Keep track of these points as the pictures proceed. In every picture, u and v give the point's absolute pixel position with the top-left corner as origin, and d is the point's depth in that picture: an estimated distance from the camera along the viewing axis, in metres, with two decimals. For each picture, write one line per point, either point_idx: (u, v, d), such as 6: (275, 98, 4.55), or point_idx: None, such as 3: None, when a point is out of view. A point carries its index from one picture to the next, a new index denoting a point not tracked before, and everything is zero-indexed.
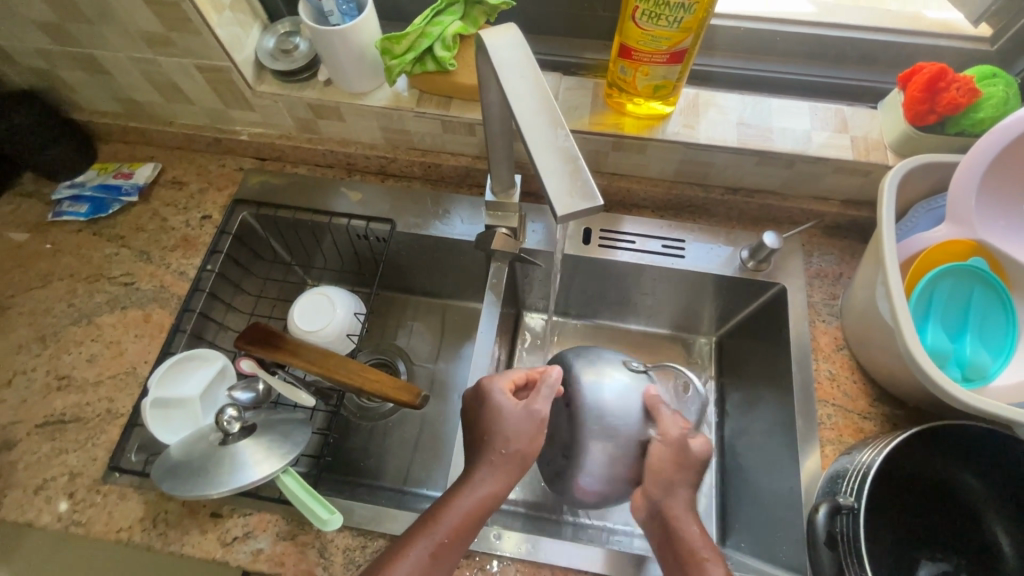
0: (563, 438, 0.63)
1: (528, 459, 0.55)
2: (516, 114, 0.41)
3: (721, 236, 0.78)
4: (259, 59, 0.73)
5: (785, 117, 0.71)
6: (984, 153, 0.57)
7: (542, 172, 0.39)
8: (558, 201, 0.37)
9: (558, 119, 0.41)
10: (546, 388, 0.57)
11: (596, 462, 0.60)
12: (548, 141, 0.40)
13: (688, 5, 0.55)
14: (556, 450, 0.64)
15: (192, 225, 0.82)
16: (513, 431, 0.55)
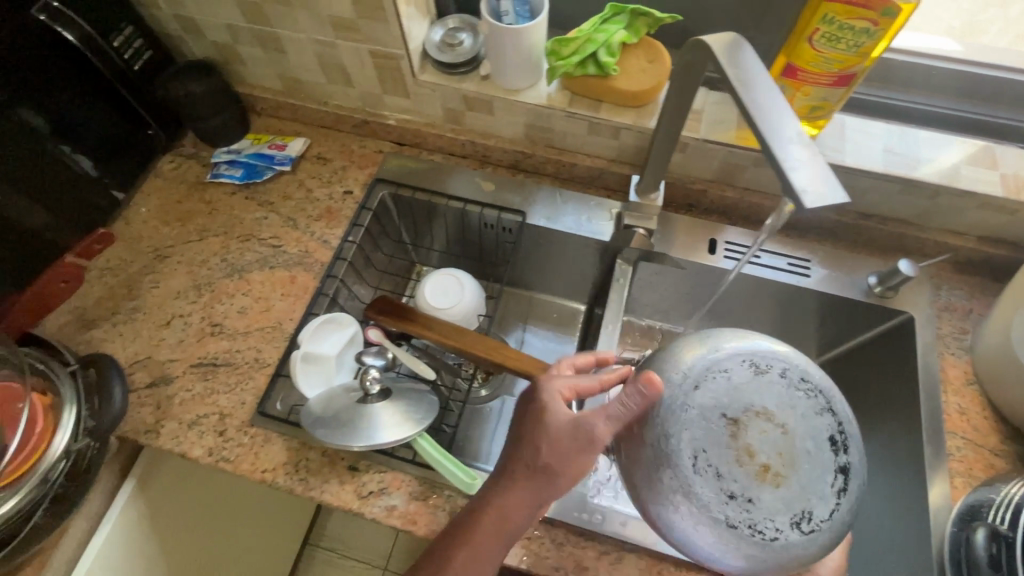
0: (795, 500, 0.44)
1: (552, 475, 0.47)
2: (747, 112, 0.43)
3: (847, 261, 0.79)
4: (425, 50, 0.79)
5: (932, 148, 0.72)
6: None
7: (780, 166, 0.41)
8: (806, 191, 0.39)
9: (790, 120, 0.43)
10: (630, 401, 0.44)
11: (812, 557, 0.44)
12: (781, 138, 0.42)
13: (873, 31, 0.57)
14: (780, 512, 0.43)
15: (335, 198, 0.87)
16: (547, 449, 0.47)
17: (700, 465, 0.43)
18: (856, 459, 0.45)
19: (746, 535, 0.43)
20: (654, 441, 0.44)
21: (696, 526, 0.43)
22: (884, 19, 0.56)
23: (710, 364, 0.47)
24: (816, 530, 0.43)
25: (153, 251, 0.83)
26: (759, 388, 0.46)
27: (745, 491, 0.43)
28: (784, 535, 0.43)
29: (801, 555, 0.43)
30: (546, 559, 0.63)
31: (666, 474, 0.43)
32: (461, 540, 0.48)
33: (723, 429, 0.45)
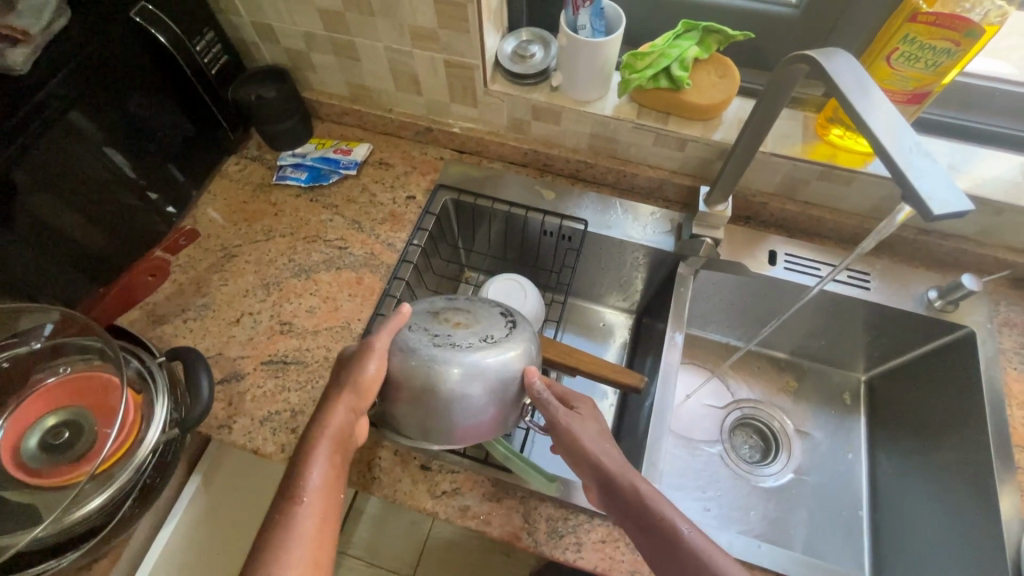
0: (481, 330, 0.60)
1: (367, 391, 0.57)
2: (864, 125, 0.46)
3: (907, 276, 0.80)
4: (497, 61, 0.81)
5: (994, 166, 0.74)
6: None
7: (901, 178, 0.43)
8: (932, 201, 0.41)
9: (905, 133, 0.45)
10: (386, 323, 0.60)
11: (516, 376, 0.59)
12: (899, 151, 0.44)
13: (954, 51, 0.59)
14: (465, 335, 0.58)
15: (398, 203, 0.89)
16: (344, 372, 0.58)
17: (415, 328, 0.59)
18: (520, 317, 0.63)
19: (430, 361, 0.56)
20: (398, 348, 0.58)
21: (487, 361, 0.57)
22: (966, 40, 0.58)
23: (422, 304, 0.63)
24: (518, 345, 0.59)
25: (221, 250, 0.85)
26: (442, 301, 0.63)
27: (446, 337, 0.58)
28: (472, 349, 0.57)
29: (504, 365, 0.58)
30: (621, 563, 0.63)
31: (419, 345, 0.57)
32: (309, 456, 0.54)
33: (427, 316, 0.60)
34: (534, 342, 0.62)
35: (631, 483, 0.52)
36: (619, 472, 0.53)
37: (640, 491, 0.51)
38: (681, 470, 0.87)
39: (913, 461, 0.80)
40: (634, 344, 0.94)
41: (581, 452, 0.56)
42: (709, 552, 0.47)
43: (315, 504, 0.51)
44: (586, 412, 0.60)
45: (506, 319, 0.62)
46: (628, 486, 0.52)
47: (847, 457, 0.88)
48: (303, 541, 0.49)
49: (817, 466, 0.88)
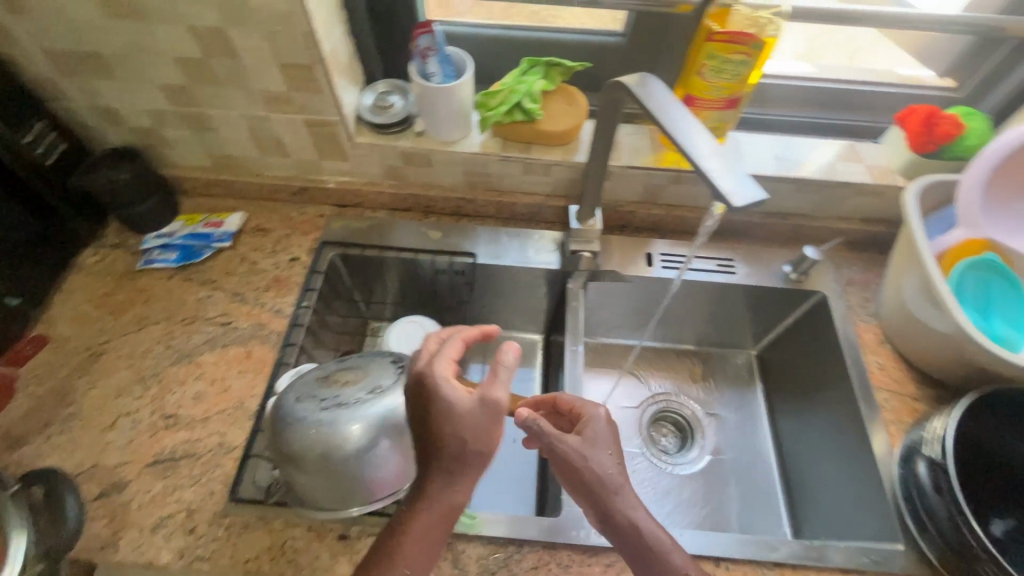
0: (369, 382, 0.61)
1: (486, 459, 0.49)
2: (678, 136, 0.52)
3: (766, 256, 0.90)
4: (359, 115, 0.82)
5: (810, 152, 0.85)
6: (1004, 146, 0.70)
7: (711, 178, 0.48)
8: (734, 194, 0.47)
9: (709, 137, 0.52)
10: (497, 371, 0.50)
11: (409, 419, 0.60)
12: (709, 154, 0.50)
13: (748, 61, 0.68)
14: (352, 392, 0.60)
15: (281, 267, 0.87)
16: (465, 436, 0.48)
17: (301, 398, 0.59)
18: (409, 358, 0.66)
19: (318, 425, 0.57)
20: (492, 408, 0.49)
21: (376, 407, 0.58)
22: (755, 51, 0.67)
23: (311, 373, 0.64)
24: (407, 387, 0.61)
25: (86, 350, 0.77)
26: (330, 366, 0.64)
27: (333, 399, 0.59)
28: (362, 402, 0.58)
29: (392, 413, 0.58)
30: None
31: (306, 413, 0.57)
32: (404, 535, 0.48)
33: (316, 382, 0.61)
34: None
35: (633, 521, 0.50)
36: (625, 512, 0.50)
37: (643, 533, 0.49)
38: None
39: (803, 421, 0.89)
40: (545, 364, 0.96)
41: (589, 483, 0.51)
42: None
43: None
44: (602, 437, 0.54)
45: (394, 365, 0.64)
46: (630, 527, 0.49)
47: (753, 428, 0.95)
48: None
49: (731, 443, 0.94)
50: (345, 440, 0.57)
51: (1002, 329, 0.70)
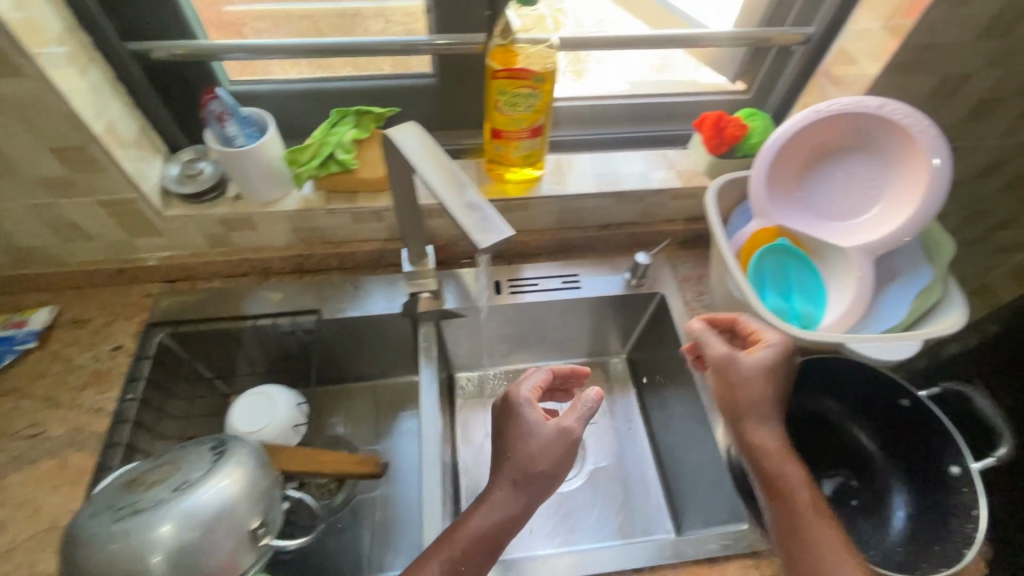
0: (179, 478, 0.58)
1: (550, 478, 0.64)
2: (429, 186, 0.51)
3: (607, 265, 0.94)
4: (165, 187, 0.78)
5: (626, 165, 0.90)
6: (772, 143, 0.75)
7: (458, 222, 0.48)
8: (477, 236, 0.46)
9: (461, 177, 0.51)
10: (583, 408, 0.66)
11: (224, 507, 0.56)
12: (457, 199, 0.49)
13: (536, 94, 0.72)
14: (156, 492, 0.56)
15: (102, 359, 0.79)
16: (533, 456, 0.63)
17: (98, 510, 0.55)
18: (232, 441, 0.62)
19: (110, 540, 0.52)
20: (564, 429, 0.64)
21: (179, 505, 0.54)
22: (539, 84, 0.71)
23: (122, 477, 0.60)
24: (221, 475, 0.58)
25: None
26: (142, 466, 0.60)
27: (132, 504, 0.55)
28: (165, 502, 0.54)
29: (199, 507, 0.55)
30: None
31: (98, 528, 0.53)
32: (451, 542, 0.61)
33: (121, 487, 0.57)
34: (249, 461, 0.60)
35: (761, 446, 0.63)
36: (756, 434, 0.64)
37: (766, 452, 0.62)
38: None
39: (668, 416, 0.93)
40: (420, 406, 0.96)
41: (737, 404, 0.65)
42: (801, 513, 0.59)
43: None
44: (767, 361, 0.65)
45: (214, 453, 0.61)
46: (756, 446, 0.63)
47: (629, 429, 0.99)
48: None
49: (611, 449, 0.96)
50: (145, 549, 0.52)
51: (804, 308, 0.79)
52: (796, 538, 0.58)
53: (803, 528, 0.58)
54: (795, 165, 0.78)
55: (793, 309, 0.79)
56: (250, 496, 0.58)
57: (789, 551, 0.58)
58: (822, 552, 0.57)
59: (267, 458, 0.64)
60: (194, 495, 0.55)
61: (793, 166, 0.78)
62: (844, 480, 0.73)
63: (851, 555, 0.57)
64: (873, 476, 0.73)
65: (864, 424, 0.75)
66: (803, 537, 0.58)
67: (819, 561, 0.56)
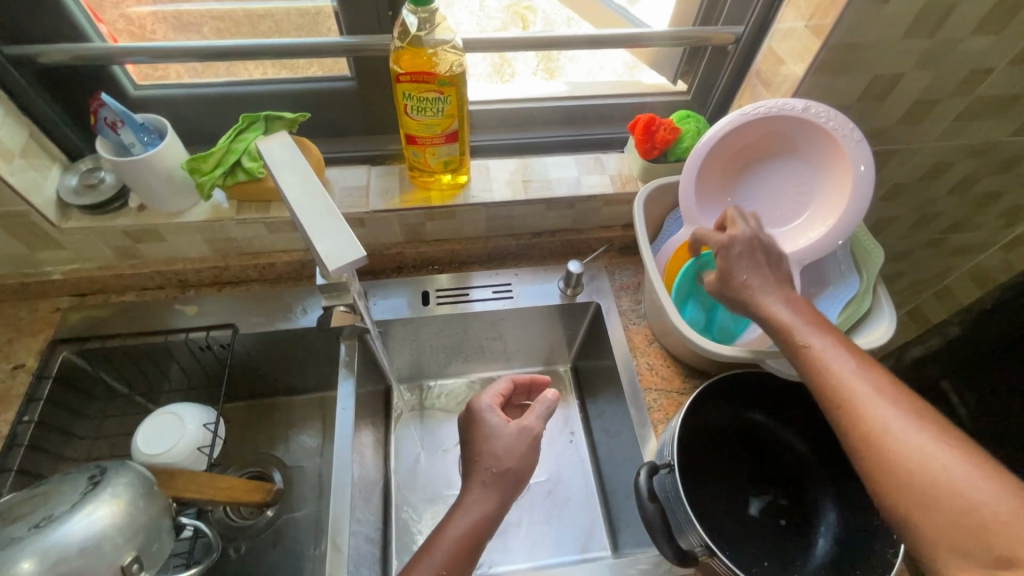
0: (44, 512, 0.53)
1: (518, 478, 0.66)
2: (284, 196, 0.49)
3: (542, 274, 0.90)
4: (62, 198, 0.74)
5: (558, 170, 0.87)
6: (698, 148, 0.73)
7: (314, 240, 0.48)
8: (327, 257, 0.47)
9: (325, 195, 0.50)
10: (541, 409, 0.69)
11: (89, 542, 0.52)
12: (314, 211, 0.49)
13: (444, 98, 0.68)
14: (14, 530, 0.52)
15: (1, 379, 0.76)
16: (500, 453, 0.66)
17: None
18: (110, 469, 0.58)
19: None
20: (523, 430, 0.68)
21: (33, 544, 0.50)
22: (445, 89, 0.68)
23: None
24: (89, 507, 0.54)
25: None
26: (9, 501, 0.56)
27: None
28: (20, 540, 0.50)
29: (58, 545, 0.50)
30: None
31: None
32: (435, 548, 0.61)
33: None
34: (125, 492, 0.56)
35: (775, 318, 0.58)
36: (764, 305, 0.59)
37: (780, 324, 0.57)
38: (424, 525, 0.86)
39: (605, 430, 0.90)
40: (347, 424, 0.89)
41: (732, 283, 0.62)
42: (830, 362, 0.52)
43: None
44: (744, 238, 0.64)
45: (87, 484, 0.57)
46: (769, 318, 0.58)
47: (570, 441, 0.96)
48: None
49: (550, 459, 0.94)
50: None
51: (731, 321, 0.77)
52: (836, 390, 0.51)
53: (838, 382, 0.51)
54: (722, 171, 0.75)
55: (715, 323, 0.77)
56: (121, 528, 0.54)
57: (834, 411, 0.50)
58: (863, 401, 0.48)
59: (152, 487, 0.60)
60: (53, 532, 0.51)
61: (720, 172, 0.75)
62: (772, 499, 0.69)
63: (904, 396, 0.48)
64: (801, 492, 0.69)
65: (790, 436, 0.72)
66: (838, 385, 0.51)
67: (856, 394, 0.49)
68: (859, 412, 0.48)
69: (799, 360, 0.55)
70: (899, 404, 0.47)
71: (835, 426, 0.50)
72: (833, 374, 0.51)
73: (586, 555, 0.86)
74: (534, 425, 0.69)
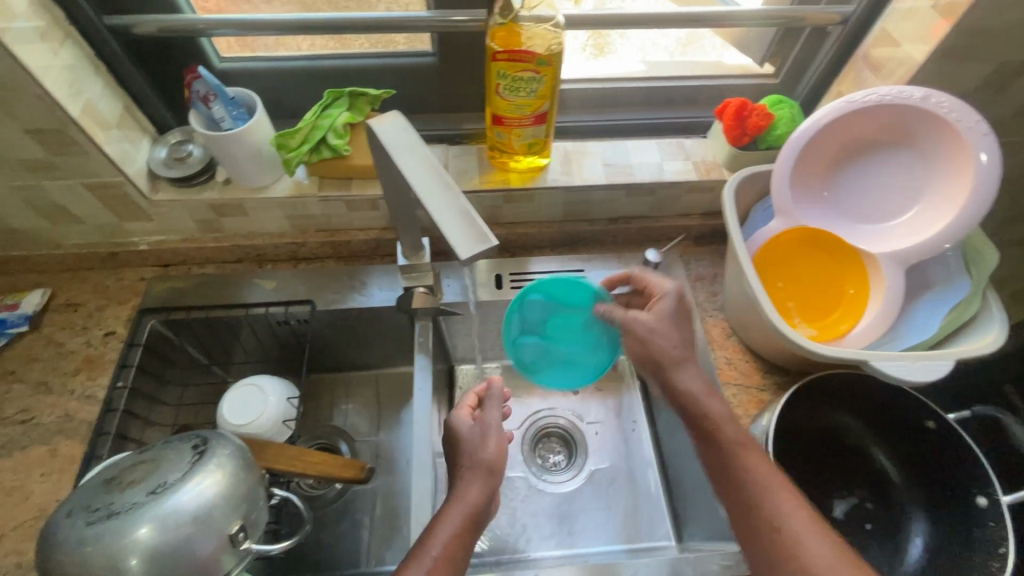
0: (157, 479, 0.55)
1: (494, 464, 0.65)
2: (403, 177, 0.48)
3: (615, 260, 0.88)
4: (152, 170, 0.75)
5: (639, 155, 0.84)
6: (801, 134, 0.69)
7: (443, 227, 0.45)
8: (458, 246, 0.43)
9: (443, 177, 0.48)
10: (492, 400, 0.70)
11: (201, 511, 0.54)
12: (444, 200, 0.47)
13: (539, 78, 0.66)
14: (132, 495, 0.54)
15: (94, 344, 0.78)
16: (473, 449, 0.65)
17: (73, 510, 0.53)
18: (212, 440, 0.60)
19: (82, 544, 0.50)
20: (490, 424, 0.67)
21: (152, 510, 0.52)
22: (542, 68, 0.65)
23: (99, 475, 0.57)
24: (198, 477, 0.55)
25: None
26: (119, 465, 0.58)
27: (106, 508, 0.52)
28: (139, 506, 0.52)
29: (175, 512, 0.52)
30: None
31: (70, 533, 0.51)
32: (433, 538, 0.59)
33: (98, 486, 0.55)
34: (229, 464, 0.57)
35: (704, 410, 0.61)
36: (686, 387, 0.62)
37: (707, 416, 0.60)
38: None
39: (671, 420, 0.89)
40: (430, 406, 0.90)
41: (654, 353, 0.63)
42: (749, 475, 0.57)
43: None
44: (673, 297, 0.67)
45: (193, 453, 0.58)
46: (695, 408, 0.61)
47: (634, 429, 0.95)
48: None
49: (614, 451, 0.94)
50: (119, 552, 0.50)
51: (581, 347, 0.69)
52: (764, 514, 0.55)
53: (772, 509, 0.55)
54: (823, 161, 0.72)
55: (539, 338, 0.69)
56: (229, 499, 0.56)
57: (768, 537, 0.54)
58: (801, 537, 0.53)
59: (248, 456, 0.62)
60: (169, 499, 0.53)
61: (820, 162, 0.72)
62: (860, 502, 0.68)
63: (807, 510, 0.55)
64: (890, 498, 0.68)
65: (884, 445, 0.70)
66: (763, 506, 0.55)
67: (774, 508, 0.55)
68: (783, 530, 0.54)
69: (719, 463, 0.58)
70: (833, 540, 0.53)
71: (738, 520, 0.57)
72: (761, 491, 0.56)
73: (632, 543, 0.86)
74: (495, 418, 0.69)
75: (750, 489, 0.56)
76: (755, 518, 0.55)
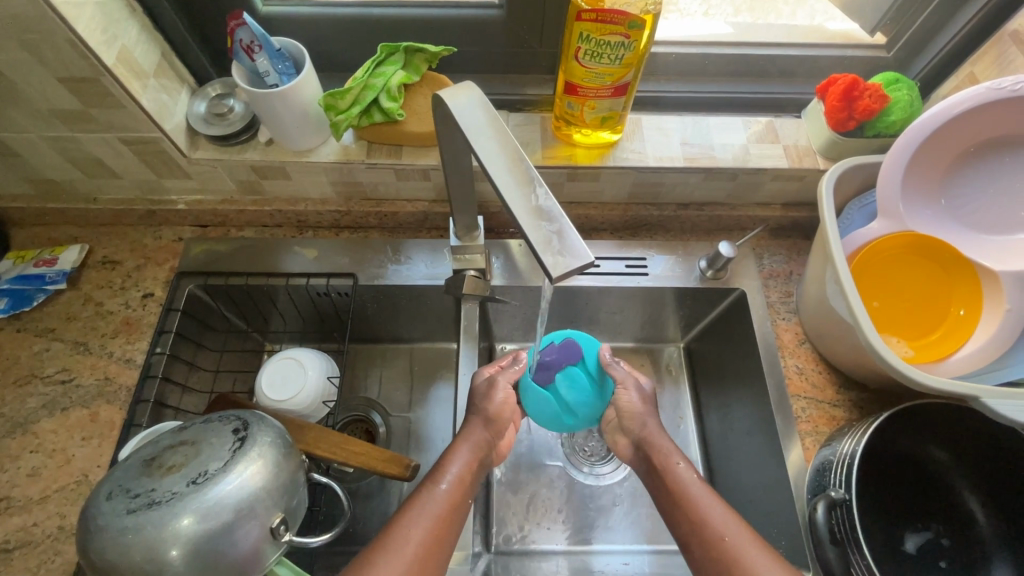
0: (197, 466, 0.52)
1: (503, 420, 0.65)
2: (482, 167, 0.41)
3: (680, 248, 0.81)
4: (191, 125, 0.69)
5: (721, 134, 0.75)
6: (929, 120, 0.59)
7: (527, 235, 0.38)
8: (547, 260, 0.37)
9: (529, 168, 0.41)
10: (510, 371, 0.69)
11: (242, 504, 0.51)
12: (527, 201, 0.40)
13: (628, 43, 0.57)
14: (172, 482, 0.51)
15: (132, 306, 0.76)
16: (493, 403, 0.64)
17: (114, 491, 0.51)
18: (255, 426, 0.56)
19: (122, 533, 0.48)
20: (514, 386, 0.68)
21: (188, 506, 0.49)
22: (634, 32, 0.56)
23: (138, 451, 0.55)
24: (242, 468, 0.52)
25: None
26: (155, 442, 0.55)
27: (146, 495, 0.50)
28: (181, 496, 0.50)
29: (217, 506, 0.50)
30: None
31: (113, 520, 0.49)
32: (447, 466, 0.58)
33: (138, 466, 0.53)
34: (270, 452, 0.54)
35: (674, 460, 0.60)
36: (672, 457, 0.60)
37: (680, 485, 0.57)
38: (516, 493, 0.83)
39: (721, 424, 0.81)
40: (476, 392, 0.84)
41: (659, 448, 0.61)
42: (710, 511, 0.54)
43: (441, 517, 0.54)
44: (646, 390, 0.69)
45: (231, 438, 0.54)
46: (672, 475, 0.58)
47: (677, 427, 0.85)
48: (429, 529, 0.53)
49: None
50: (162, 543, 0.48)
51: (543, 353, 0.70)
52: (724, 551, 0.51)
53: (710, 529, 0.53)
54: (951, 157, 0.62)
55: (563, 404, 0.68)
56: (273, 494, 0.53)
57: (711, 563, 0.51)
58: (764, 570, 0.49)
59: (286, 437, 0.58)
60: (212, 493, 0.50)
61: (946, 158, 0.62)
62: (934, 538, 0.62)
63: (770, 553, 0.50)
64: (972, 543, 0.62)
65: (974, 486, 0.63)
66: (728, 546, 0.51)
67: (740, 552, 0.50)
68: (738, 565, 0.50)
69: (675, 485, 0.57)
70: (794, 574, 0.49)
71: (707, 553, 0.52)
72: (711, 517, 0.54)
73: (659, 546, 0.80)
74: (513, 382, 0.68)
75: (693, 515, 0.54)
76: (698, 546, 0.52)
